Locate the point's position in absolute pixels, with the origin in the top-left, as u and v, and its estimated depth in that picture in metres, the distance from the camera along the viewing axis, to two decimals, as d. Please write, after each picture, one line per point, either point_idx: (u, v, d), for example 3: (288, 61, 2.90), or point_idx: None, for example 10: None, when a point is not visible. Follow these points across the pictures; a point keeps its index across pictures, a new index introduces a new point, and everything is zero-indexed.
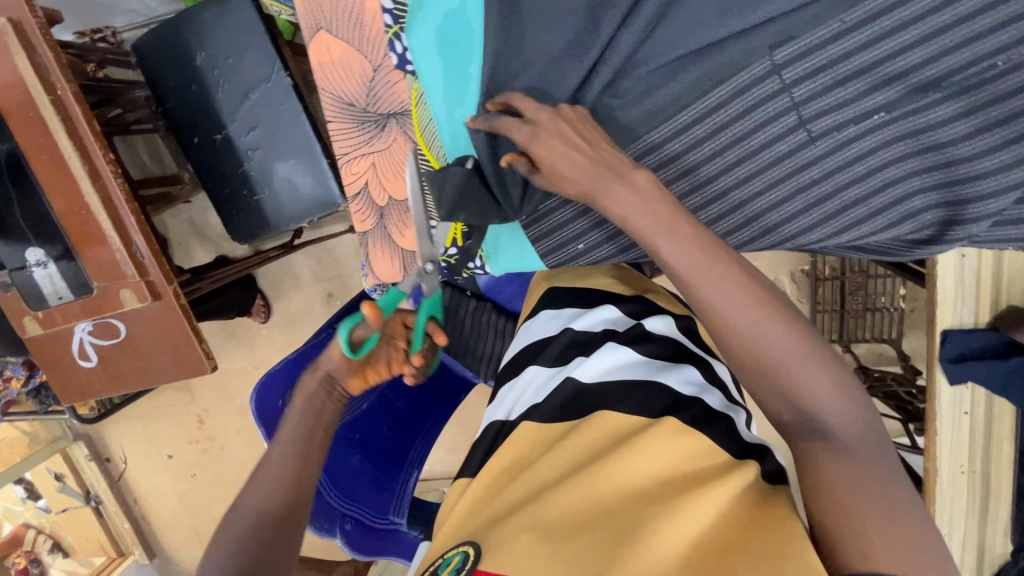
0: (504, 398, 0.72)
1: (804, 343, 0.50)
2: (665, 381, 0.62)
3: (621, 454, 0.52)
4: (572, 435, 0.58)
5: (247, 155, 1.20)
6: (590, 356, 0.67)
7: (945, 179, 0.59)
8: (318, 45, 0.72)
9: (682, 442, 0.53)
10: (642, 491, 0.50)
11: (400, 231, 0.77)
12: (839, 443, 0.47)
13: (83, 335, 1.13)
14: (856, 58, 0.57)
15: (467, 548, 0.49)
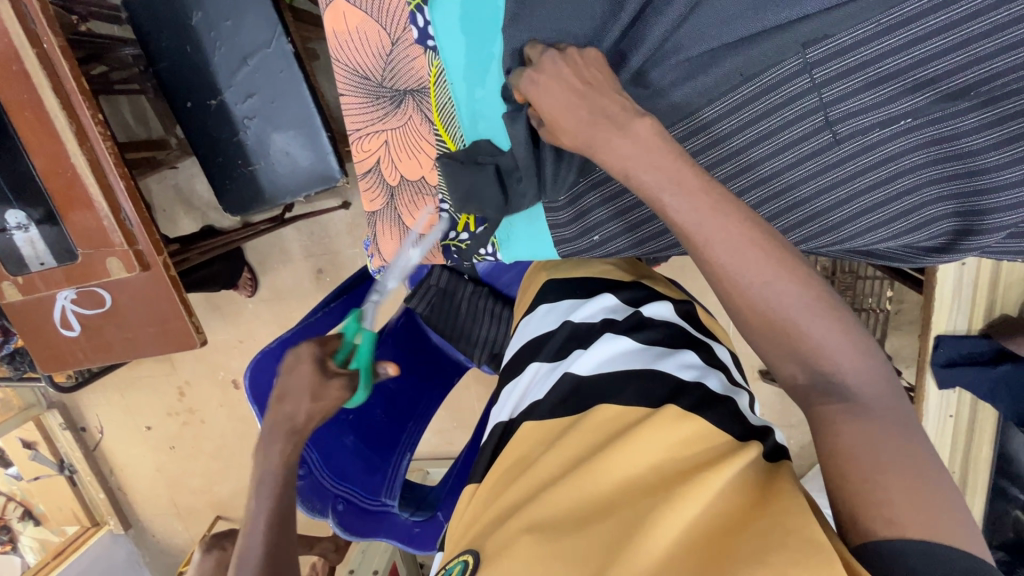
0: (510, 397, 0.71)
1: (840, 323, 0.46)
2: (664, 368, 0.60)
3: (618, 446, 0.50)
4: (574, 425, 0.56)
5: (243, 124, 1.15)
6: (587, 349, 0.65)
7: (962, 188, 0.60)
8: (334, 12, 0.70)
9: (681, 427, 0.51)
10: (640, 482, 0.47)
11: (411, 214, 0.77)
12: (862, 409, 0.42)
13: (65, 302, 1.09)
14: (891, 61, 0.55)
15: (467, 556, 0.48)
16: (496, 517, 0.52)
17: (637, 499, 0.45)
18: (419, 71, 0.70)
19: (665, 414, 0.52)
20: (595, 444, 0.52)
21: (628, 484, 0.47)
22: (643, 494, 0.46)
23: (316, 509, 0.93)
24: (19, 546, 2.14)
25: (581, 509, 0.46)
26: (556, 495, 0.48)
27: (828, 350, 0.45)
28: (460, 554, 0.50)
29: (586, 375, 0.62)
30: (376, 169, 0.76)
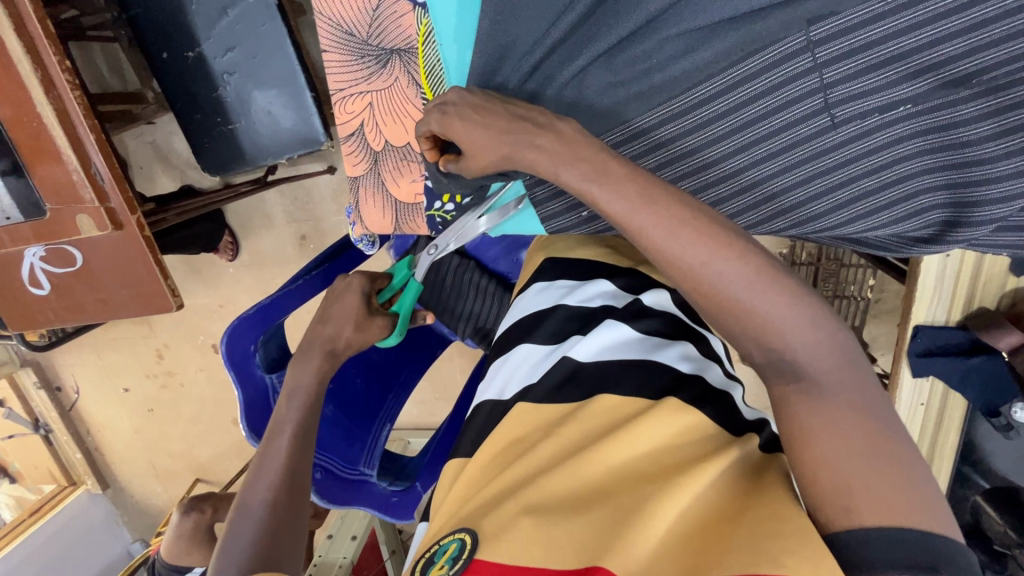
0: (497, 376, 0.72)
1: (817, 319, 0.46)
2: (665, 360, 0.63)
3: (622, 437, 0.52)
4: (575, 412, 0.59)
5: (223, 79, 1.10)
6: (586, 335, 0.67)
7: (956, 179, 0.59)
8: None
9: (679, 421, 0.54)
10: (638, 472, 0.50)
11: (395, 180, 0.73)
12: (823, 398, 0.44)
13: (34, 260, 1.05)
14: (897, 42, 0.53)
15: (462, 535, 0.49)
16: (487, 499, 0.52)
17: (637, 487, 0.48)
18: (406, 29, 0.67)
19: (663, 408, 0.55)
20: (595, 434, 0.55)
21: (628, 474, 0.50)
22: (643, 482, 0.49)
23: None
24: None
25: (581, 494, 0.49)
26: (558, 479, 0.50)
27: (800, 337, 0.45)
28: (452, 532, 0.50)
29: (585, 361, 0.64)
30: (359, 133, 0.73)
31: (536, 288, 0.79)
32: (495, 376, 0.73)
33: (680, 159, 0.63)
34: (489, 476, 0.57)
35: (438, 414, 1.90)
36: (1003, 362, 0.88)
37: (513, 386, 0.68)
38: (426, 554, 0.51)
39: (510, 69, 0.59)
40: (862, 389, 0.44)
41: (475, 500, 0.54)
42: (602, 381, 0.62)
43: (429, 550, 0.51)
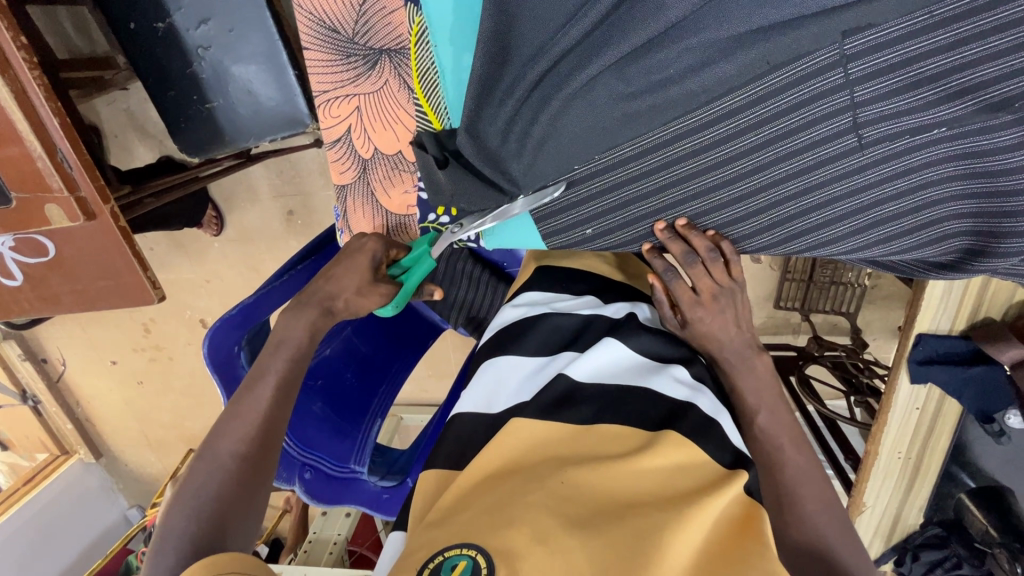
0: (478, 386, 0.67)
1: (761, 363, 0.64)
2: (656, 387, 0.61)
3: (621, 461, 0.53)
4: (572, 441, 0.57)
5: (197, 54, 1.01)
6: (582, 354, 0.65)
7: (988, 209, 0.55)
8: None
9: (677, 455, 0.54)
10: (643, 499, 0.50)
11: (387, 191, 0.71)
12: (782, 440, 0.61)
13: (3, 250, 0.99)
14: (937, 60, 0.49)
15: (474, 551, 0.45)
16: (482, 516, 0.48)
17: (645, 514, 0.48)
18: (395, 26, 0.65)
19: (663, 441, 0.54)
20: (595, 454, 0.55)
21: (633, 500, 0.50)
22: (648, 510, 0.49)
23: (283, 478, 0.93)
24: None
25: (594, 518, 0.48)
26: (571, 503, 0.49)
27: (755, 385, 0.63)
28: (460, 545, 0.46)
29: (581, 381, 0.62)
30: (346, 138, 0.69)
31: (525, 297, 0.77)
32: (474, 386, 0.67)
33: (694, 176, 0.60)
34: (475, 494, 0.53)
35: (431, 392, 1.88)
36: (1003, 373, 0.87)
37: (501, 400, 0.64)
38: (426, 563, 0.45)
39: (511, 76, 0.54)
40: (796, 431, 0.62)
41: (460, 516, 0.50)
42: (601, 405, 0.60)
43: (431, 561, 0.45)
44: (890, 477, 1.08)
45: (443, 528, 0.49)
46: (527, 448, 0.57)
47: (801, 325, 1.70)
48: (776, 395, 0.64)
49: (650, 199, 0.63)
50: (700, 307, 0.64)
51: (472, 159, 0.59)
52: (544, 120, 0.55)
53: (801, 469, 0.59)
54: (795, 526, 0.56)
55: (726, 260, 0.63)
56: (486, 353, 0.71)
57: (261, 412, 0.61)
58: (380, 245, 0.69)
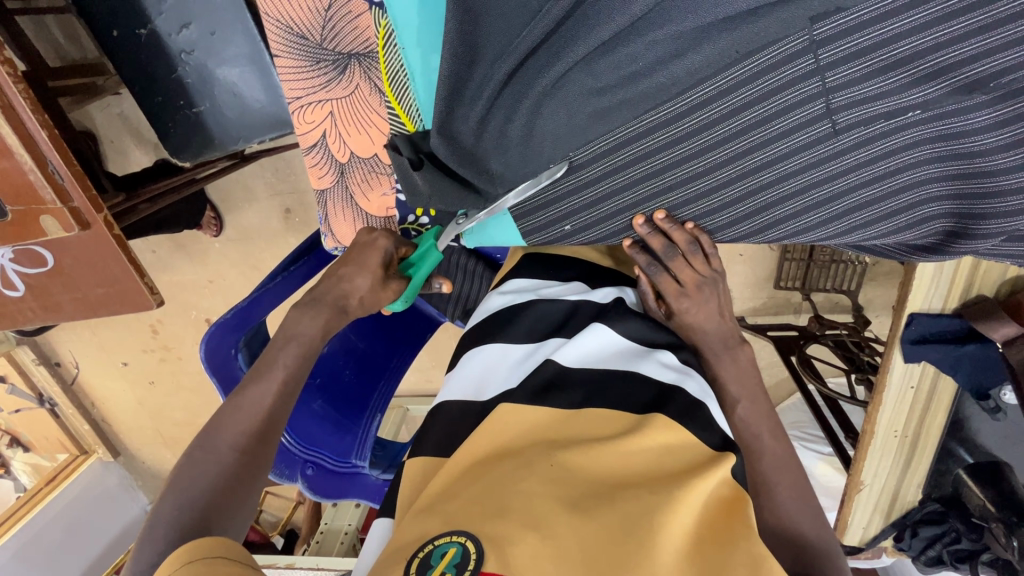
0: (466, 375, 0.67)
1: (743, 346, 0.67)
2: (643, 371, 0.60)
3: (608, 443, 0.53)
4: (561, 426, 0.56)
5: (181, 58, 1.01)
6: (570, 340, 0.65)
7: (966, 190, 0.54)
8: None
9: (662, 437, 0.53)
10: (628, 482, 0.50)
11: (365, 194, 0.71)
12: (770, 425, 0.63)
13: (4, 262, 1.01)
14: (908, 42, 0.48)
15: (465, 538, 0.45)
16: (472, 504, 0.48)
17: (637, 494, 0.48)
18: (363, 30, 0.64)
19: (653, 424, 0.54)
20: (584, 436, 0.55)
21: (617, 484, 0.50)
22: (638, 489, 0.49)
23: (285, 475, 0.96)
24: (11, 469, 2.06)
25: (585, 500, 0.48)
26: (562, 485, 0.49)
27: (732, 369, 0.65)
28: (449, 533, 0.46)
29: (570, 366, 0.62)
30: (321, 144, 0.69)
31: (512, 284, 0.76)
32: (462, 374, 0.68)
33: (671, 168, 0.60)
34: (465, 480, 0.53)
35: (435, 383, 1.90)
36: (996, 350, 0.87)
37: (490, 388, 0.64)
38: (417, 553, 0.46)
39: (480, 75, 0.54)
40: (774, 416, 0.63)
41: (451, 503, 0.50)
42: (589, 390, 0.59)
43: (421, 551, 0.46)
44: (886, 457, 1.09)
45: (434, 515, 0.49)
46: (515, 433, 0.57)
47: (803, 305, 1.69)
48: (756, 383, 0.65)
49: (627, 192, 0.63)
50: (686, 298, 0.65)
51: (446, 160, 0.59)
52: (518, 119, 0.55)
53: (777, 457, 0.61)
54: (770, 511, 0.58)
55: (706, 253, 0.63)
56: (474, 342, 0.71)
57: (255, 408, 0.62)
58: (391, 242, 0.69)
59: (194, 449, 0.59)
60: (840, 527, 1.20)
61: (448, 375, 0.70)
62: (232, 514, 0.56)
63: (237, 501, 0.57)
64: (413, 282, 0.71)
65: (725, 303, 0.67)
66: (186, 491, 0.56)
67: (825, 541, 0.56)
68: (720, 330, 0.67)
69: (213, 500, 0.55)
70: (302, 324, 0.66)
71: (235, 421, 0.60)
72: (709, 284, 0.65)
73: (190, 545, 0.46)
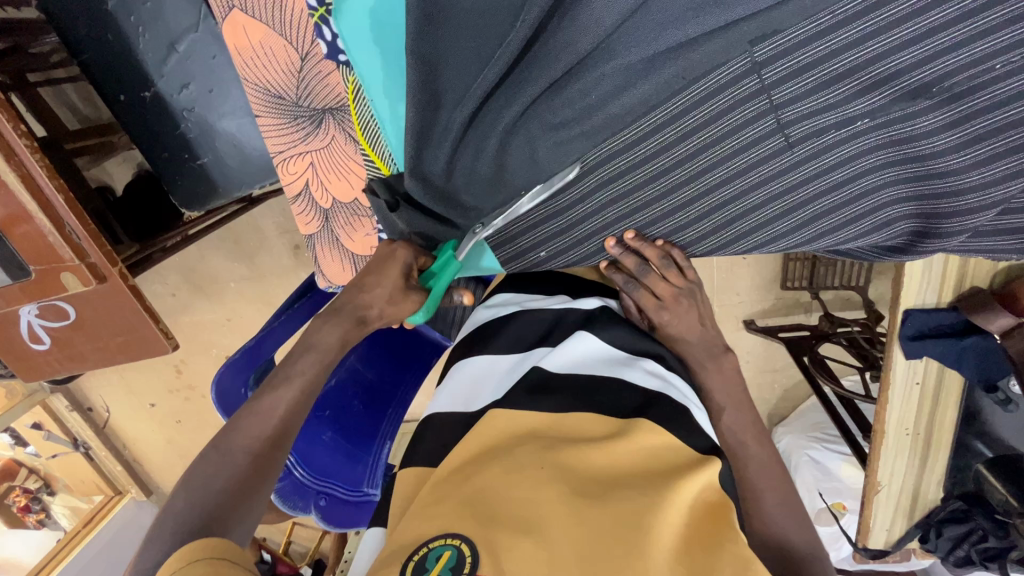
0: (457, 386, 0.67)
1: (725, 354, 0.67)
2: (628, 377, 0.60)
3: (594, 447, 0.52)
4: (548, 429, 0.56)
5: (183, 115, 1.07)
6: (556, 347, 0.65)
7: (924, 191, 0.56)
8: (233, 26, 0.67)
9: (649, 439, 0.53)
10: (616, 482, 0.50)
11: (349, 235, 0.74)
12: (756, 432, 0.64)
13: (31, 318, 1.06)
14: (845, 56, 0.50)
15: (459, 541, 0.45)
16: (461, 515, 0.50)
17: (628, 496, 0.47)
18: (332, 87, 0.68)
19: (638, 428, 0.54)
20: (571, 437, 0.54)
21: (604, 483, 0.49)
22: (629, 491, 0.48)
23: (298, 506, 1.00)
24: (52, 513, 2.03)
25: (575, 502, 0.47)
26: (552, 486, 0.48)
27: (717, 379, 0.66)
28: (444, 536, 0.46)
29: (554, 372, 0.62)
30: (306, 192, 0.73)
31: (498, 298, 0.78)
32: (451, 387, 0.67)
33: (636, 190, 0.63)
34: (454, 481, 0.52)
35: None
36: (994, 341, 0.86)
37: (480, 398, 0.64)
38: (411, 556, 0.45)
39: (445, 119, 0.57)
40: (757, 423, 0.64)
41: (440, 505, 0.49)
42: (574, 392, 0.59)
43: (415, 554, 0.45)
44: (901, 455, 1.07)
45: (426, 517, 0.48)
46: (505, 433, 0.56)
47: (813, 304, 1.67)
48: (740, 390, 0.66)
49: (596, 217, 0.65)
50: (665, 311, 0.64)
51: (421, 199, 0.62)
52: (485, 155, 0.59)
53: (764, 463, 0.62)
54: (758, 517, 0.59)
55: (680, 266, 0.64)
56: (463, 356, 0.71)
57: (254, 412, 0.59)
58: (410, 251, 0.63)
59: (209, 451, 0.58)
60: (862, 531, 1.17)
61: (438, 387, 0.70)
62: (238, 518, 0.55)
63: (243, 505, 0.56)
64: (435, 293, 0.63)
65: (708, 311, 0.67)
66: (193, 487, 0.55)
67: (809, 545, 0.57)
68: (703, 337, 0.67)
69: (223, 500, 0.54)
70: (311, 334, 0.63)
71: (239, 430, 0.59)
72: (694, 295, 0.65)
73: (182, 548, 0.47)
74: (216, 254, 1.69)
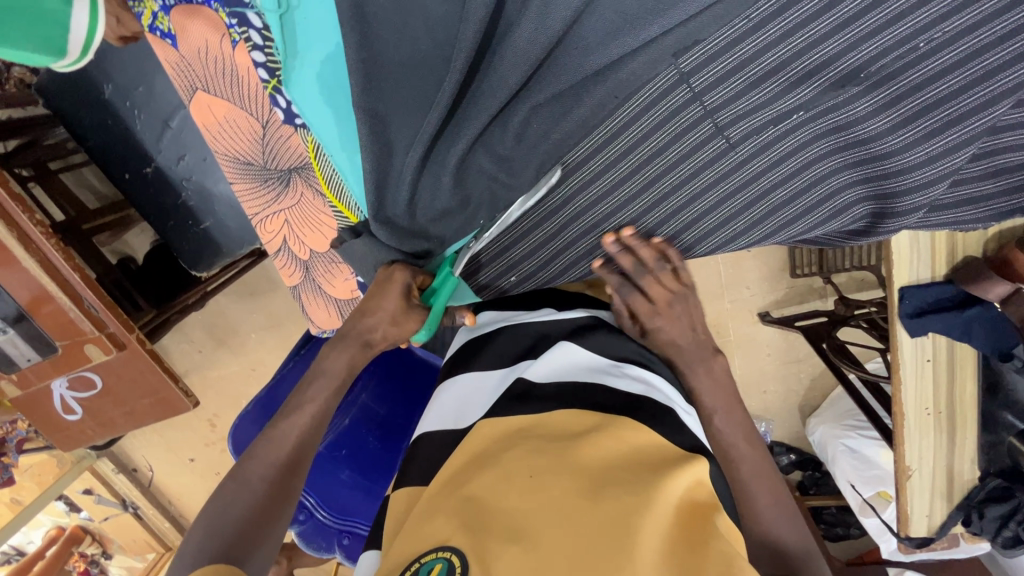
0: (445, 405, 0.63)
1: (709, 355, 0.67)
2: (613, 382, 0.58)
3: (581, 441, 0.50)
4: (533, 427, 0.53)
5: (183, 184, 1.14)
6: (539, 357, 0.63)
7: (872, 173, 0.59)
8: (199, 107, 0.73)
9: (633, 438, 0.51)
10: (608, 479, 0.46)
11: (331, 282, 0.79)
12: (751, 431, 0.64)
13: (62, 391, 1.12)
14: (769, 56, 0.54)
15: (450, 553, 0.43)
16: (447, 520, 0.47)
17: (616, 494, 0.44)
18: (294, 146, 0.73)
19: (618, 427, 0.53)
20: (558, 436, 0.52)
21: (596, 479, 0.46)
22: (616, 490, 0.45)
23: (322, 545, 1.02)
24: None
25: (564, 502, 0.44)
26: (543, 488, 0.45)
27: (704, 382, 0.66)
28: (434, 549, 0.44)
29: (539, 382, 0.59)
30: (284, 247, 0.78)
31: (482, 318, 0.73)
32: (440, 407, 0.64)
33: (593, 206, 0.66)
34: (446, 495, 0.50)
35: None
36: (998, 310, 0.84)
37: (470, 414, 0.60)
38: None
39: (399, 163, 0.59)
40: (746, 420, 0.64)
41: (424, 522, 0.48)
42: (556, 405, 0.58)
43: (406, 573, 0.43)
44: (925, 437, 1.02)
45: (417, 536, 0.46)
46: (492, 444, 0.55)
47: (827, 289, 1.63)
48: (727, 388, 0.66)
49: (559, 236, 0.69)
50: (659, 316, 0.64)
51: (389, 242, 0.65)
52: (442, 189, 0.60)
53: (754, 463, 0.62)
54: (757, 515, 0.58)
55: (676, 268, 0.65)
56: (447, 374, 0.69)
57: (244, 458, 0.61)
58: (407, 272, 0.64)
59: (229, 484, 0.60)
60: (900, 519, 1.08)
61: (426, 410, 0.66)
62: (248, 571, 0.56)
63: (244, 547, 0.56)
64: (436, 310, 0.65)
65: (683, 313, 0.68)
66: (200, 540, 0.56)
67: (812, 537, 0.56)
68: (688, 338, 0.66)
69: (248, 537, 0.57)
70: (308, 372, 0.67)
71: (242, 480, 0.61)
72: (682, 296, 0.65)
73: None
74: (235, 308, 1.75)
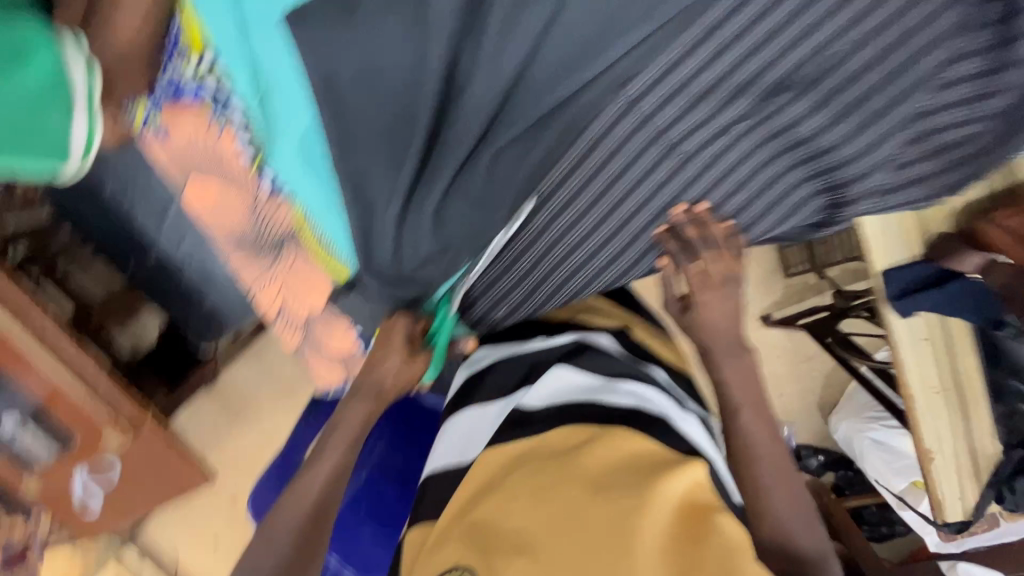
0: (450, 441, 0.66)
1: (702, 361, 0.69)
2: (608, 400, 0.61)
3: (579, 453, 0.52)
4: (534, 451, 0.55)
5: (185, 263, 1.20)
6: (535, 385, 0.65)
7: (816, 165, 0.65)
8: (194, 187, 0.80)
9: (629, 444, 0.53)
10: (605, 483, 0.48)
11: (330, 336, 0.84)
12: (753, 431, 0.64)
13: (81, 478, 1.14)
14: (705, 77, 0.59)
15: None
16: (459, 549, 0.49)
17: (613, 497, 0.46)
18: (282, 220, 0.74)
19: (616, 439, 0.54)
20: (558, 451, 0.54)
21: (593, 487, 0.48)
22: (615, 493, 0.46)
23: None
24: None
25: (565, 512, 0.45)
26: (543, 501, 0.47)
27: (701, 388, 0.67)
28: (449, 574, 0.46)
29: (537, 409, 0.61)
30: (285, 307, 0.86)
31: (478, 354, 0.77)
32: (446, 442, 0.66)
33: (568, 231, 0.70)
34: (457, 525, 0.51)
35: None
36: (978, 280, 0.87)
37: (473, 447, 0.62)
38: None
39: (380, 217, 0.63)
40: (746, 420, 0.65)
41: (438, 555, 0.49)
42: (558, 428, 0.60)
43: None
44: (940, 417, 1.01)
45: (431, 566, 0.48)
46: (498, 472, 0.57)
47: (823, 284, 1.65)
48: (724, 390, 0.67)
49: (541, 263, 0.73)
50: (710, 289, 0.68)
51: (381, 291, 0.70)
52: (424, 236, 0.64)
53: (762, 462, 0.62)
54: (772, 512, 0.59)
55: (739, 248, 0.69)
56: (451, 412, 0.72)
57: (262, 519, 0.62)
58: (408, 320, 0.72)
59: None
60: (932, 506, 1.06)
61: (433, 448, 0.68)
62: None
63: None
64: (437, 349, 0.76)
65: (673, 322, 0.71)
66: None
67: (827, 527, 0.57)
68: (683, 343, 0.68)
69: None
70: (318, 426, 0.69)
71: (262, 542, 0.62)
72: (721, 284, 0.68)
73: None
74: (245, 377, 1.78)
